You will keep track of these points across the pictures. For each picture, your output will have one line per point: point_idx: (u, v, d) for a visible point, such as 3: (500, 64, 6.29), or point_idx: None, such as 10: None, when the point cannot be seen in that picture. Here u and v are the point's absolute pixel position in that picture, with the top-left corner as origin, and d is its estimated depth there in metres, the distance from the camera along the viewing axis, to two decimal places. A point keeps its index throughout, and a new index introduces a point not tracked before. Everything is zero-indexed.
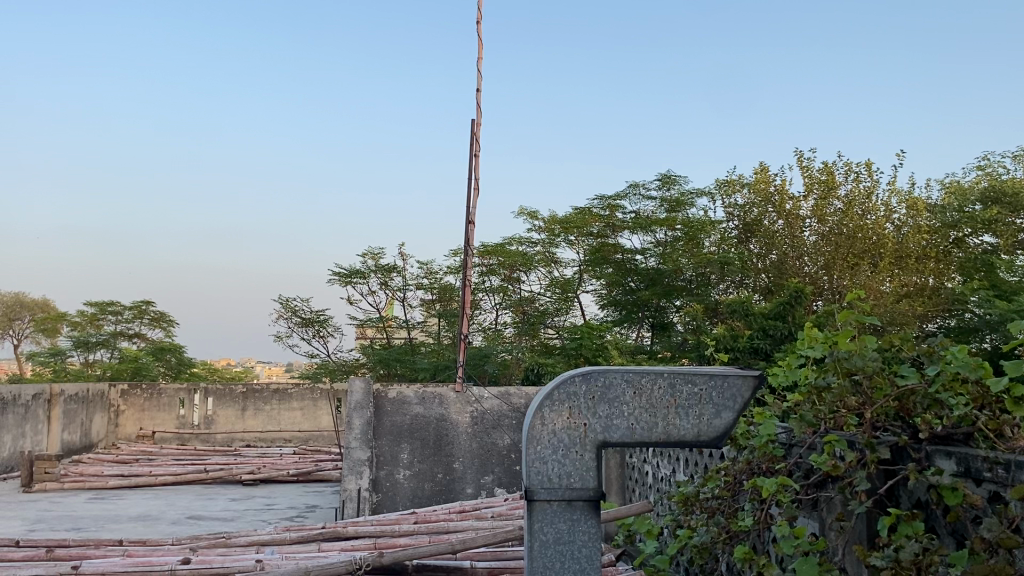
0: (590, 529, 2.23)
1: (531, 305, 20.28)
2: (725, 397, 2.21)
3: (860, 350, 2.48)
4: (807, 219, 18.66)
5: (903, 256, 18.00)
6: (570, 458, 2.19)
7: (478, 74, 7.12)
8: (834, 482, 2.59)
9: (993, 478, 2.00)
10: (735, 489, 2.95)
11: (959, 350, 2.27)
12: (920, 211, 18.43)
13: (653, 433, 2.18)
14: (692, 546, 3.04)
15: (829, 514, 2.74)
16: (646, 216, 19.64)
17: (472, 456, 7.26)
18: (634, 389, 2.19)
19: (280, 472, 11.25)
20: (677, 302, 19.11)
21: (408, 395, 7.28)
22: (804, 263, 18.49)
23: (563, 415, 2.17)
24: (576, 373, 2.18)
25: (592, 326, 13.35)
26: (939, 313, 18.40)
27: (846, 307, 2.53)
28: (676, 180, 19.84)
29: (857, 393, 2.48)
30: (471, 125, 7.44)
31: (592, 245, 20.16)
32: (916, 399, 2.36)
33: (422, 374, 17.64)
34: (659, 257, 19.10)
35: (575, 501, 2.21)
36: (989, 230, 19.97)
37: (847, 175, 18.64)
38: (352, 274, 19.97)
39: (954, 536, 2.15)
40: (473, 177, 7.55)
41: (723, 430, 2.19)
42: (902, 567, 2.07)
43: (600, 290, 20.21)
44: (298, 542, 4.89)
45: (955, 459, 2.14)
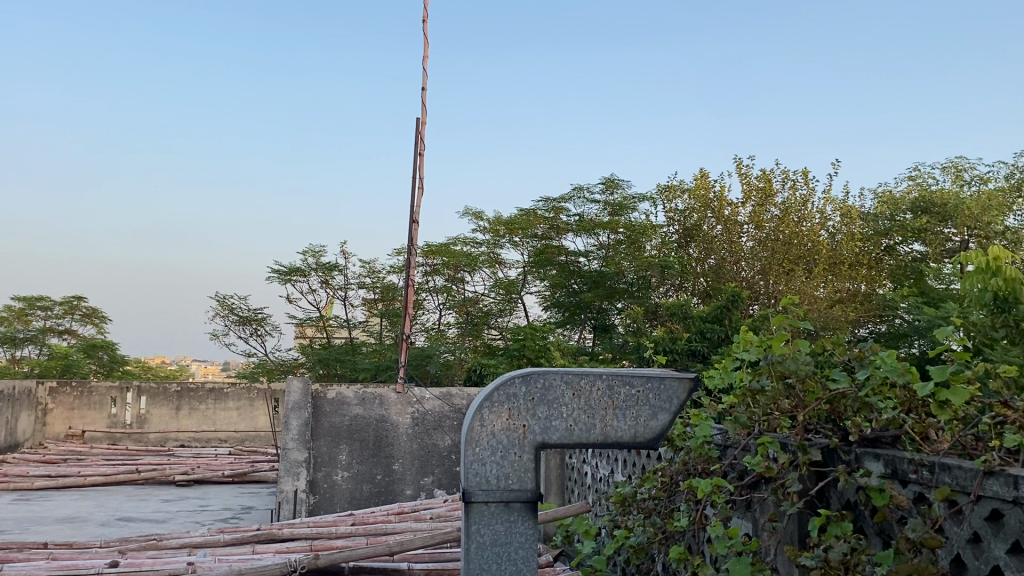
0: (527, 531, 2.23)
1: (475, 305, 20.29)
2: (662, 399, 2.23)
3: (793, 354, 2.54)
4: (745, 225, 18.97)
5: (838, 262, 18.51)
6: (509, 460, 2.18)
7: (424, 73, 7.12)
8: (767, 483, 2.63)
9: (919, 480, 2.06)
10: (672, 489, 2.99)
11: (888, 355, 2.32)
12: (854, 218, 18.97)
13: (591, 434, 2.19)
14: (628, 547, 3.07)
15: (761, 515, 2.77)
16: (590, 219, 19.78)
17: (412, 457, 7.23)
18: (573, 390, 2.19)
19: (215, 472, 11.02)
20: (619, 304, 19.26)
21: (347, 396, 7.20)
22: (741, 268, 18.79)
23: (502, 416, 2.17)
24: (515, 374, 2.19)
25: (536, 327, 13.41)
26: (871, 318, 18.99)
27: (780, 312, 2.59)
28: (619, 184, 20.07)
29: (790, 396, 2.53)
30: (417, 123, 7.42)
31: (536, 246, 20.30)
32: (846, 402, 2.41)
33: (363, 373, 17.54)
34: (602, 260, 19.27)
35: (513, 502, 2.21)
36: (919, 238, 20.70)
37: (784, 183, 19.04)
38: (292, 270, 19.72)
39: (881, 536, 2.21)
40: (417, 176, 7.52)
41: (659, 432, 2.21)
42: (831, 567, 2.11)
43: (544, 291, 20.37)
44: (232, 544, 4.81)
45: (883, 461, 2.20)
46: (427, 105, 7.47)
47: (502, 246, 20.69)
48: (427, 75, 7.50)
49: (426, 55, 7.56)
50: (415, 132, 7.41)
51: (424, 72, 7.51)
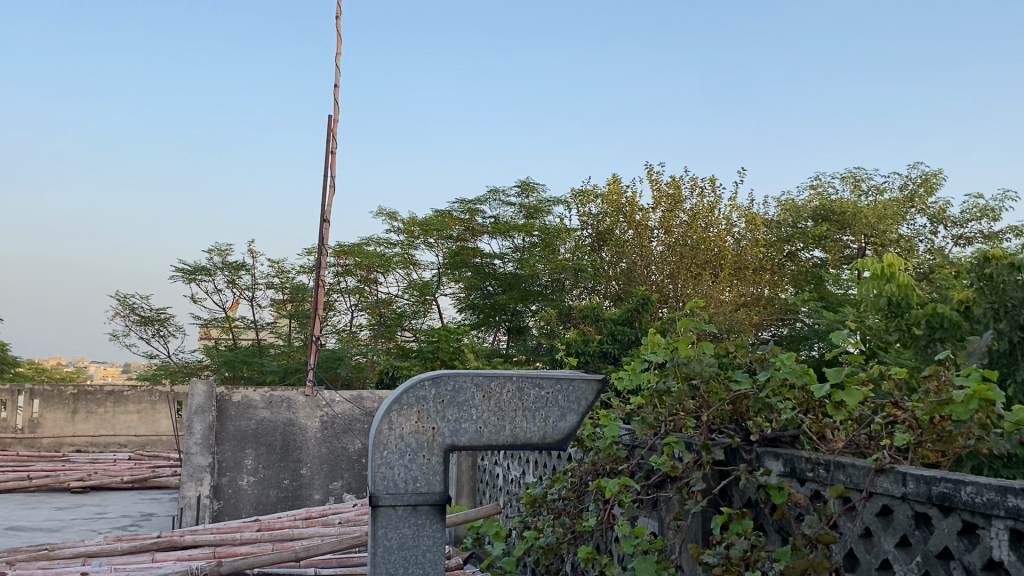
0: (435, 533, 2.20)
1: (388, 306, 20.13)
2: (570, 400, 2.25)
3: (698, 356, 2.61)
4: (655, 229, 19.28)
5: (743, 267, 19.07)
6: (417, 463, 2.16)
7: (338, 70, 7.04)
8: (673, 483, 2.69)
9: (816, 478, 2.14)
10: (581, 490, 3.02)
11: (787, 356, 2.40)
12: (758, 225, 19.56)
13: (500, 435, 2.19)
14: (538, 547, 3.06)
15: (667, 514, 2.82)
16: (505, 221, 19.92)
17: (321, 461, 7.12)
18: (483, 392, 2.19)
19: (113, 478, 10.60)
20: (533, 306, 19.41)
21: (254, 399, 7.03)
22: (652, 271, 19.05)
23: (411, 419, 2.15)
24: (426, 377, 2.17)
25: (450, 329, 13.39)
26: (773, 321, 19.70)
27: (686, 315, 2.66)
28: (535, 187, 20.27)
29: (695, 397, 2.59)
30: (329, 120, 7.30)
31: (451, 248, 20.30)
32: (748, 403, 2.48)
33: (271, 376, 17.22)
34: (517, 262, 19.45)
35: (420, 505, 2.18)
36: (819, 245, 21.56)
37: (693, 190, 19.46)
38: (196, 270, 19.17)
39: (780, 532, 2.28)
40: (329, 174, 7.40)
41: (567, 433, 2.23)
42: (732, 563, 2.16)
43: (459, 293, 20.38)
44: (130, 553, 4.63)
45: (782, 460, 2.28)
46: (340, 104, 7.37)
47: (417, 247, 20.57)
48: (340, 72, 7.39)
49: (340, 52, 7.45)
50: (327, 129, 7.30)
51: (338, 70, 7.40)
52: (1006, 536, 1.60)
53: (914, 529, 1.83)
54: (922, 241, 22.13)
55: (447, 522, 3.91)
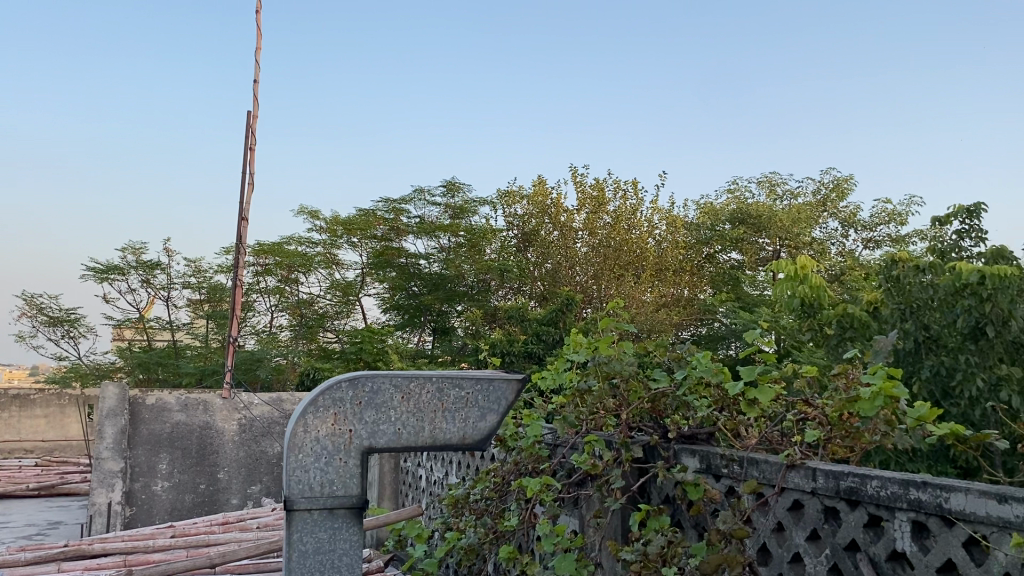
0: (352, 537, 2.15)
1: (310, 307, 19.88)
2: (490, 400, 2.24)
3: (618, 355, 2.65)
4: (579, 231, 19.40)
5: (664, 268, 19.43)
6: (333, 466, 2.11)
7: (258, 65, 6.91)
8: (593, 481, 2.72)
9: (730, 474, 2.21)
10: (503, 489, 3.02)
11: (703, 355, 2.46)
12: (678, 227, 19.93)
13: (419, 437, 2.16)
14: (460, 548, 3.03)
15: (587, 511, 2.85)
16: (431, 222, 19.94)
17: (239, 465, 6.96)
18: (402, 393, 2.16)
19: (18, 486, 10.17)
20: (458, 307, 19.44)
21: (169, 402, 6.83)
22: (576, 272, 19.18)
23: (327, 421, 2.11)
24: (342, 379, 2.13)
25: (373, 330, 13.25)
26: (692, 322, 20.12)
27: (607, 315, 2.70)
28: (460, 188, 20.30)
29: (615, 395, 2.63)
30: (248, 116, 7.16)
31: (375, 248, 20.16)
32: (666, 400, 2.53)
33: (187, 378, 16.80)
34: (443, 262, 19.52)
35: (337, 509, 2.13)
36: (736, 248, 22.13)
37: (616, 193, 19.70)
38: (109, 269, 18.54)
39: (697, 528, 2.33)
40: (248, 171, 7.25)
41: (487, 433, 2.21)
42: (650, 560, 2.18)
43: (383, 293, 20.24)
44: (33, 563, 4.43)
45: (698, 457, 2.33)
46: (258, 100, 7.22)
47: (340, 246, 20.32)
48: (259, 67, 7.24)
49: (260, 46, 7.30)
50: (246, 125, 7.14)
51: (257, 64, 7.25)
52: (908, 528, 1.67)
53: (822, 522, 1.89)
54: (833, 244, 22.89)
55: (365, 526, 3.93)
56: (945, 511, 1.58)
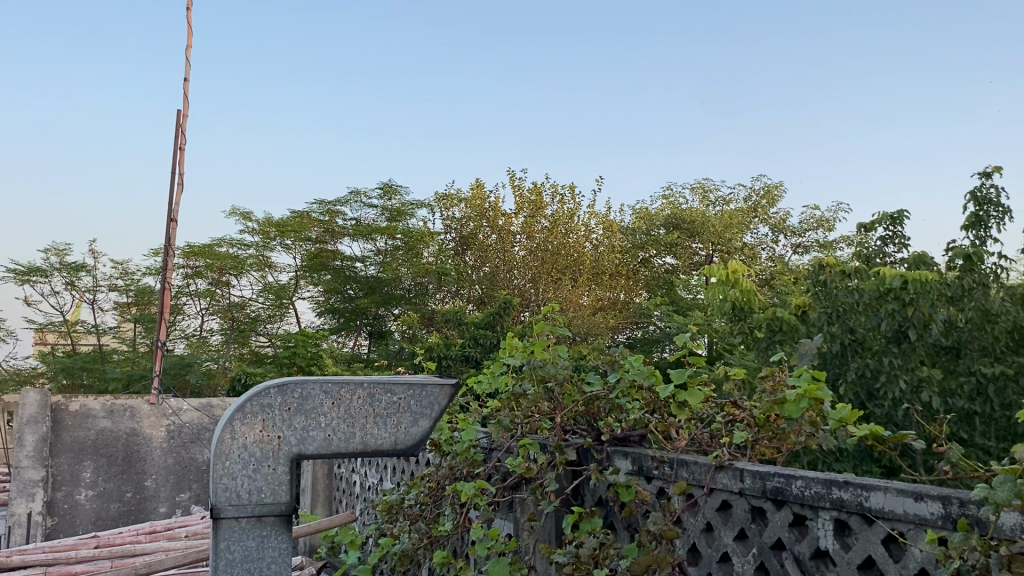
0: (281, 545, 2.06)
1: (242, 310, 19.55)
2: (423, 405, 2.19)
3: (552, 359, 2.67)
4: (518, 235, 19.38)
5: (600, 272, 19.64)
6: (261, 473, 2.02)
7: (188, 62, 6.77)
8: (527, 484, 2.73)
9: (661, 476, 2.24)
10: (437, 495, 3.00)
11: (636, 358, 2.49)
12: (615, 231, 20.16)
13: (350, 443, 2.09)
14: (393, 554, 3.00)
15: (522, 514, 2.85)
16: (367, 224, 19.82)
17: (167, 472, 6.79)
18: (332, 399, 2.08)
19: None
20: (395, 311, 19.38)
21: (93, 408, 6.63)
22: (514, 276, 19.21)
23: (255, 427, 2.01)
24: (271, 385, 2.04)
25: (308, 333, 13.08)
26: (628, 325, 20.37)
27: (542, 320, 2.72)
28: (397, 190, 20.26)
29: (549, 399, 2.64)
30: (178, 115, 7.00)
31: (310, 250, 19.91)
32: (600, 403, 2.56)
33: (113, 384, 16.37)
34: (380, 265, 19.46)
35: (266, 516, 2.03)
36: (670, 252, 22.45)
37: (554, 197, 19.80)
38: (31, 270, 17.94)
39: (629, 529, 2.36)
40: (177, 171, 7.09)
41: (419, 439, 2.17)
42: (582, 562, 2.18)
43: (317, 296, 20.01)
44: None
45: (631, 458, 2.37)
46: (189, 98, 7.07)
47: (273, 249, 20.03)
48: (190, 66, 7.09)
49: (190, 44, 7.14)
50: (175, 125, 6.99)
51: (187, 63, 7.10)
52: (830, 526, 1.72)
53: (750, 522, 1.93)
54: (764, 249, 23.42)
55: (297, 534, 3.94)
56: (865, 510, 1.63)
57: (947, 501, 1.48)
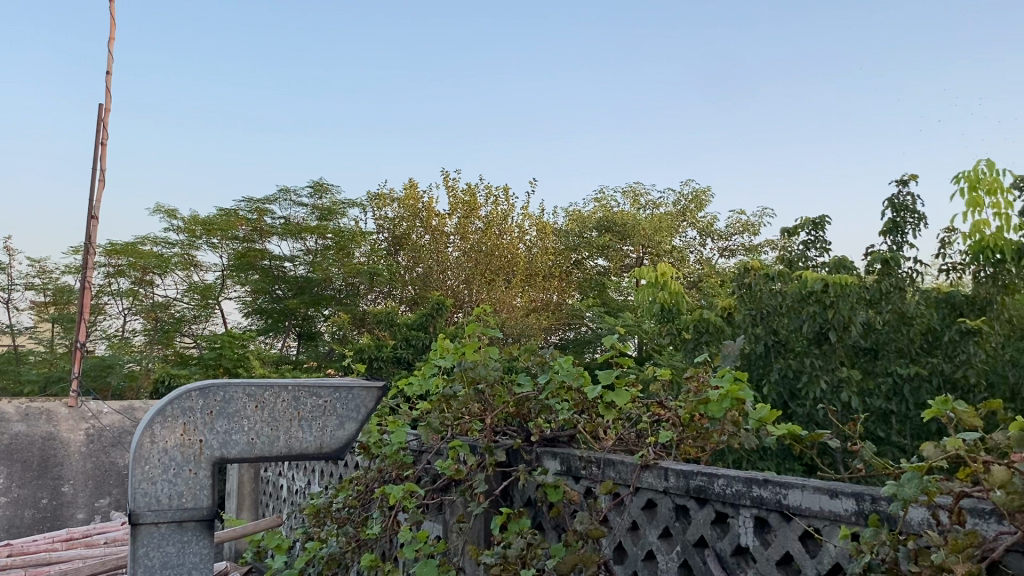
0: (203, 550, 2.01)
1: (166, 311, 19.06)
2: (350, 407, 2.13)
3: (484, 359, 2.65)
4: (451, 235, 19.27)
5: (533, 274, 19.77)
6: (182, 477, 1.97)
7: (111, 54, 6.57)
8: (456, 486, 2.73)
9: (588, 475, 2.28)
10: (366, 498, 2.97)
11: (565, 360, 2.51)
12: (548, 233, 20.27)
13: (274, 447, 2.04)
14: (320, 558, 2.96)
15: (451, 516, 2.85)
16: (296, 223, 19.56)
17: (86, 477, 6.58)
18: (256, 402, 2.03)
19: None
20: (326, 311, 19.15)
21: (7, 413, 6.49)
22: (448, 277, 19.14)
23: (176, 431, 1.96)
24: (193, 387, 1.98)
25: (234, 334, 12.81)
26: (561, 326, 20.52)
27: (472, 320, 2.70)
28: (328, 188, 20.07)
29: (479, 400, 2.64)
30: (99, 109, 6.79)
31: (237, 249, 19.54)
32: (530, 404, 2.57)
33: (29, 387, 15.78)
34: (309, 265, 19.24)
35: (187, 521, 1.99)
36: (602, 254, 22.67)
37: (488, 198, 19.81)
38: None
39: (556, 529, 2.38)
40: (98, 166, 6.88)
41: (346, 442, 2.11)
42: (509, 562, 2.19)
43: (245, 297, 19.64)
44: None
45: (559, 458, 2.40)
46: (111, 92, 6.87)
47: (199, 247, 19.61)
48: (112, 58, 6.89)
49: (113, 35, 6.94)
50: (97, 119, 6.78)
51: (110, 54, 6.90)
52: (750, 524, 1.77)
53: (675, 520, 1.97)
54: (692, 252, 23.86)
55: (220, 538, 3.90)
56: (784, 507, 1.68)
57: (860, 498, 1.54)
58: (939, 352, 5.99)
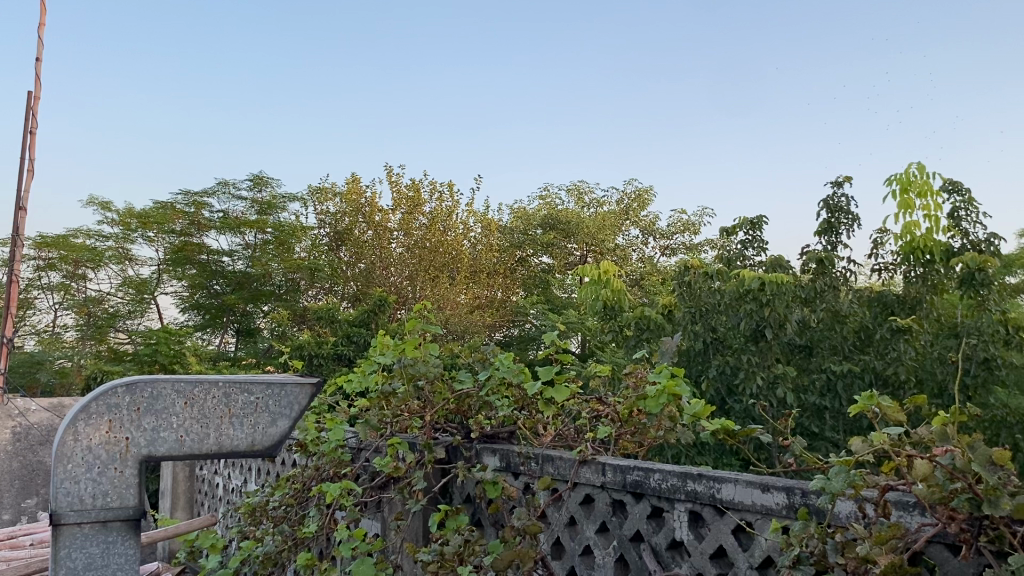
0: (128, 552, 1.85)
1: (99, 306, 18.56)
2: (282, 405, 1.95)
3: (424, 356, 2.63)
4: (395, 231, 19.15)
5: (478, 270, 19.76)
6: (107, 476, 1.81)
7: (40, 39, 6.37)
8: (395, 484, 2.71)
9: (527, 472, 2.28)
10: (302, 497, 2.93)
11: (506, 356, 2.52)
12: (492, 230, 20.27)
13: (203, 446, 1.86)
14: (254, 557, 2.90)
15: (389, 514, 2.83)
16: (235, 217, 19.25)
17: (13, 477, 6.38)
18: (185, 399, 1.86)
19: None
20: (265, 307, 18.85)
21: None
22: (391, 273, 18.99)
23: (101, 428, 1.79)
24: (118, 383, 1.81)
25: (170, 330, 12.53)
26: (505, 323, 20.54)
27: (413, 317, 2.68)
28: (268, 182, 19.87)
29: (419, 397, 2.61)
30: (28, 97, 6.56)
31: (174, 242, 19.13)
32: (470, 401, 2.57)
33: None
34: (248, 260, 18.95)
35: (111, 522, 1.82)
36: (547, 252, 22.77)
37: (432, 194, 19.70)
38: None
39: (495, 526, 2.38)
40: (26, 156, 6.65)
41: (279, 440, 1.94)
42: (446, 559, 2.17)
43: (181, 292, 19.23)
44: None
45: (498, 455, 2.40)
46: (41, 79, 6.65)
47: (133, 240, 19.18)
48: (42, 44, 6.66)
49: (43, 20, 6.71)
50: (25, 106, 6.56)
51: (40, 39, 6.67)
52: (685, 518, 1.79)
53: (611, 515, 1.99)
54: (635, 251, 24.09)
55: (147, 539, 3.79)
56: (717, 501, 1.70)
57: (791, 492, 1.57)
58: (871, 350, 6.15)
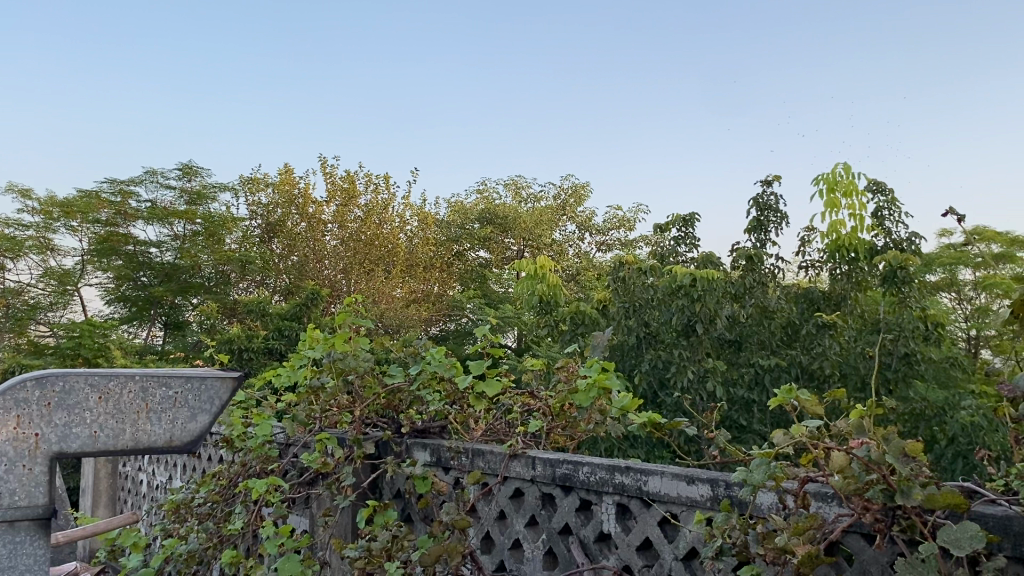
0: (38, 551, 1.71)
1: (18, 297, 17.91)
2: (204, 399, 1.76)
3: (354, 351, 2.58)
4: (329, 223, 18.88)
5: (414, 264, 19.70)
6: (13, 474, 1.63)
7: None
8: (323, 479, 2.68)
9: (457, 466, 2.28)
10: (229, 493, 2.89)
11: (437, 351, 2.52)
12: (429, 223, 20.18)
13: (119, 442, 1.68)
14: (176, 555, 2.83)
15: (317, 509, 2.80)
16: (163, 207, 18.86)
17: None
18: (100, 393, 1.66)
19: None
20: (193, 299, 18.42)
21: None
22: (325, 266, 18.77)
23: (6, 424, 1.60)
24: (27, 375, 1.62)
25: (94, 322, 12.19)
26: (441, 317, 20.48)
27: (343, 311, 2.63)
28: (197, 171, 19.51)
29: (349, 391, 2.57)
30: None
31: (99, 232, 18.60)
32: (401, 396, 2.55)
33: None
34: (176, 251, 18.60)
35: (19, 521, 1.66)
36: (483, 246, 22.82)
37: (367, 186, 19.53)
38: None
39: (424, 520, 2.37)
40: None
41: (201, 437, 1.75)
42: (374, 555, 2.16)
43: (106, 284, 18.68)
44: None
45: (428, 450, 2.39)
46: None
47: (56, 230, 18.56)
48: None
49: None
50: None
51: None
52: (612, 510, 1.81)
53: (540, 508, 2.00)
54: (571, 246, 24.26)
55: (59, 539, 3.64)
56: (643, 494, 1.72)
57: (714, 483, 1.59)
58: (798, 344, 6.32)
